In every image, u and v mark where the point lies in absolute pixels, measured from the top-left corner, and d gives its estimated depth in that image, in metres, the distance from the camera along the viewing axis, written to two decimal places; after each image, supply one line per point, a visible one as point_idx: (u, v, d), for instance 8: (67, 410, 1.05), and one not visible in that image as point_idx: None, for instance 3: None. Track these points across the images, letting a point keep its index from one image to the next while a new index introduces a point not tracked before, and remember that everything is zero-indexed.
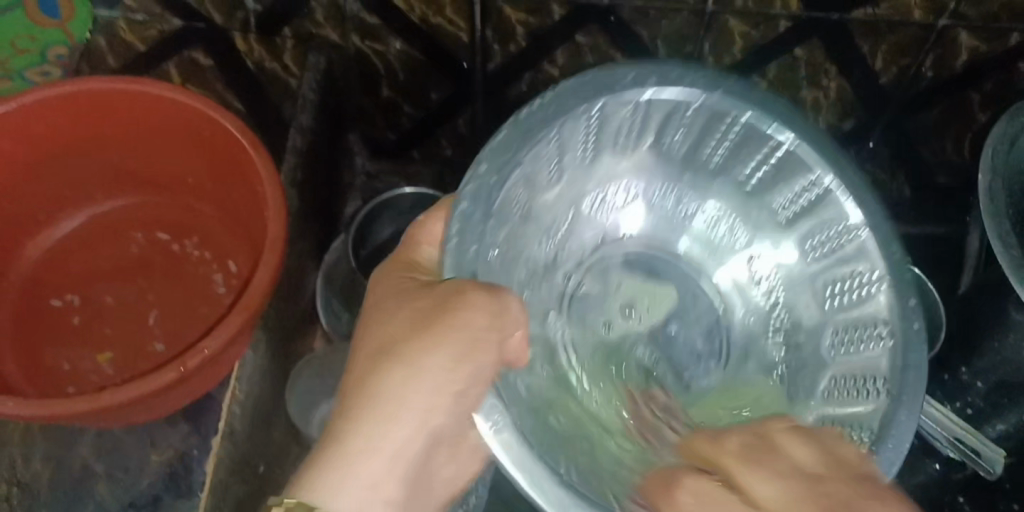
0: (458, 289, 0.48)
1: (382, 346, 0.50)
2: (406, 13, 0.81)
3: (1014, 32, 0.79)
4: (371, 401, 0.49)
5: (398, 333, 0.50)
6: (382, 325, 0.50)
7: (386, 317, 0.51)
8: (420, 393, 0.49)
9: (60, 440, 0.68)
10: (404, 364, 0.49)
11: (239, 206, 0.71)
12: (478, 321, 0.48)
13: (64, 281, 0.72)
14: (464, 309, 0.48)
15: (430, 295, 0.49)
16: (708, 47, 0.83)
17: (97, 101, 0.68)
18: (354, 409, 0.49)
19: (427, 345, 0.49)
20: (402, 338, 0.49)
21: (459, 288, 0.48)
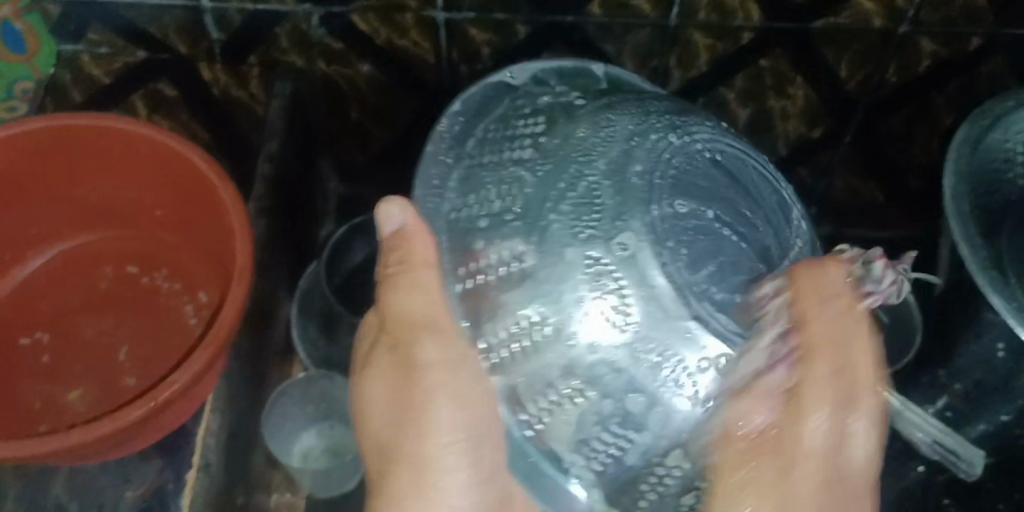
0: (399, 276, 0.48)
1: (387, 447, 0.48)
2: (371, 37, 0.81)
3: (974, 35, 0.80)
4: (401, 439, 0.47)
5: (383, 425, 0.48)
6: (368, 423, 0.50)
7: (370, 378, 0.49)
8: (442, 424, 0.47)
9: (33, 481, 0.67)
10: (364, 383, 0.50)
11: (207, 236, 0.71)
12: (403, 384, 0.48)
13: (33, 318, 0.72)
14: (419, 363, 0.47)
15: (386, 350, 0.49)
16: (674, 61, 0.83)
17: (63, 138, 0.68)
18: (377, 471, 0.49)
19: (415, 433, 0.47)
20: (394, 437, 0.48)
21: (395, 338, 0.49)
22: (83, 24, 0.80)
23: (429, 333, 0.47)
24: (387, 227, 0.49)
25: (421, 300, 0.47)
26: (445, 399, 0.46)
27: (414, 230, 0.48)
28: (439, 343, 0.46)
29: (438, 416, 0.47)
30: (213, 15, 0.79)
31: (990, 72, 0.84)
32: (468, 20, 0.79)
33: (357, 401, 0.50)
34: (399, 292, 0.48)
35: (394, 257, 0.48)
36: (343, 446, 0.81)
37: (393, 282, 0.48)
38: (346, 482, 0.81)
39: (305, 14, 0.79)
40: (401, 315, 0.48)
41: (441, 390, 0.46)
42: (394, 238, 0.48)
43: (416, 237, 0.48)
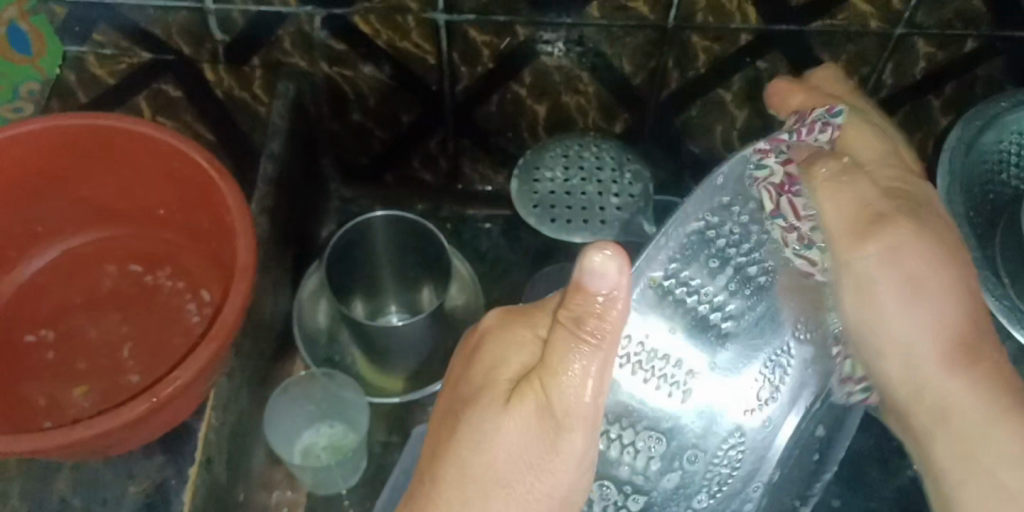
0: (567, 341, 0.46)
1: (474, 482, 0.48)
2: (373, 39, 0.82)
3: (969, 38, 0.81)
4: (502, 474, 0.48)
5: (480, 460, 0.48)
6: (458, 445, 0.48)
7: (484, 397, 0.49)
8: (540, 485, 0.49)
9: (38, 476, 0.68)
10: (481, 410, 0.48)
11: (209, 235, 0.72)
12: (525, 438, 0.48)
13: (37, 316, 0.72)
14: (553, 438, 0.48)
15: (524, 394, 0.47)
16: (672, 63, 0.84)
17: (67, 137, 0.69)
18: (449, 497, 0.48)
19: (511, 490, 0.48)
20: (485, 481, 0.48)
21: (540, 399, 0.47)
22: (87, 26, 0.81)
23: (581, 426, 0.48)
24: (596, 285, 0.45)
25: (587, 392, 0.47)
26: (556, 471, 0.49)
27: (617, 306, 0.46)
28: (582, 439, 0.48)
29: (542, 485, 0.49)
30: (217, 17, 0.80)
31: (986, 75, 0.85)
32: (469, 22, 0.80)
33: (469, 423, 0.48)
34: (567, 361, 0.46)
35: (588, 322, 0.46)
36: (345, 444, 0.81)
37: (566, 353, 0.46)
38: (346, 478, 0.83)
39: (308, 16, 0.80)
40: (561, 393, 0.47)
41: (558, 464, 0.48)
42: (598, 304, 0.46)
43: (619, 317, 0.46)
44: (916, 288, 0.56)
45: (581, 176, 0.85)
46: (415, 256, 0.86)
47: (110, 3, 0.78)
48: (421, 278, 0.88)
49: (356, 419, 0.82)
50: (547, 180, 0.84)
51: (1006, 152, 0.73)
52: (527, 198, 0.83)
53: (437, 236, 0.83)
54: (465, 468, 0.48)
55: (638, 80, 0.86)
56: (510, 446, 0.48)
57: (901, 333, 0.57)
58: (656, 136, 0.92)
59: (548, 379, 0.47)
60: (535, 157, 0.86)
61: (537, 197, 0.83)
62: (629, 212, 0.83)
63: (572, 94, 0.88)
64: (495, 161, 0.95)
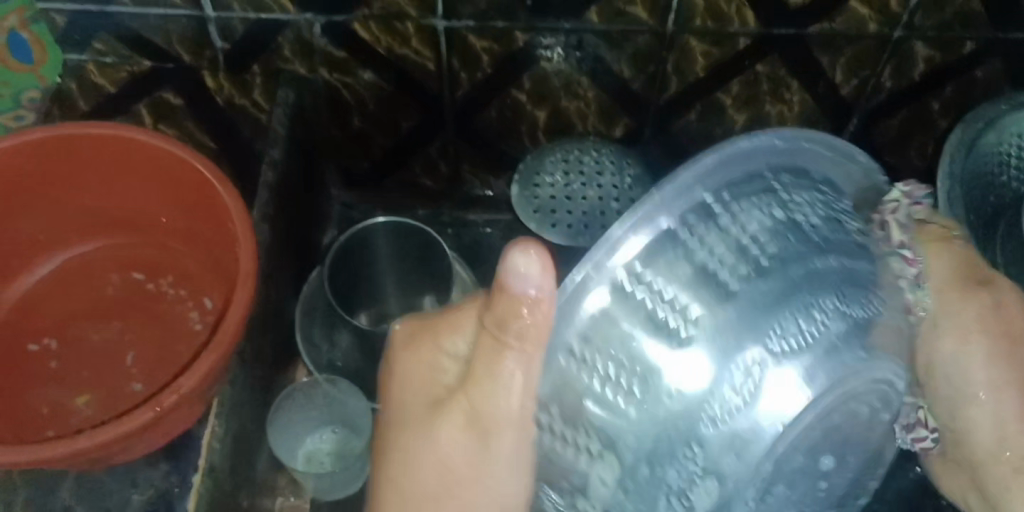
0: (499, 354, 0.47)
1: (433, 494, 0.51)
2: (373, 46, 0.82)
3: (968, 40, 0.81)
4: (452, 478, 0.51)
5: (435, 477, 0.51)
6: (409, 467, 0.51)
7: (418, 416, 0.52)
8: (492, 483, 0.51)
9: (42, 485, 0.68)
10: (421, 432, 0.51)
11: (211, 242, 0.72)
12: (469, 448, 0.50)
13: (41, 324, 0.73)
14: (496, 438, 0.49)
15: (454, 410, 0.50)
16: (671, 67, 0.84)
17: (69, 147, 0.69)
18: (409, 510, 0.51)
19: (466, 499, 0.51)
20: (442, 493, 0.51)
21: (467, 405, 0.49)
22: (88, 34, 0.81)
23: (511, 430, 0.49)
24: (523, 286, 0.44)
25: (513, 395, 0.47)
26: (507, 470, 0.50)
27: (548, 307, 0.45)
28: (517, 439, 0.49)
29: (491, 485, 0.51)
30: (217, 24, 0.80)
31: (984, 77, 0.85)
32: (469, 28, 0.80)
33: (414, 447, 0.51)
34: (498, 369, 0.47)
35: (505, 328, 0.46)
36: (348, 450, 0.83)
37: (490, 359, 0.47)
38: (348, 485, 0.82)
39: (308, 23, 0.80)
40: (495, 404, 0.48)
41: (504, 464, 0.50)
42: (531, 306, 0.45)
43: (535, 317, 0.45)
44: (1014, 344, 0.62)
45: (581, 180, 0.85)
46: (415, 262, 0.86)
47: (111, 12, 0.79)
48: (423, 283, 0.88)
49: (359, 426, 0.83)
50: (547, 185, 0.85)
51: (1006, 154, 0.73)
52: (527, 204, 0.84)
53: (438, 243, 0.83)
54: (421, 488, 0.51)
55: (637, 84, 0.86)
56: (452, 454, 0.50)
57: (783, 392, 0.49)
58: (655, 140, 0.93)
59: (472, 383, 0.49)
60: (536, 162, 0.86)
61: (537, 202, 0.84)
62: (629, 217, 0.83)
63: (572, 99, 0.88)
64: (496, 166, 0.95)
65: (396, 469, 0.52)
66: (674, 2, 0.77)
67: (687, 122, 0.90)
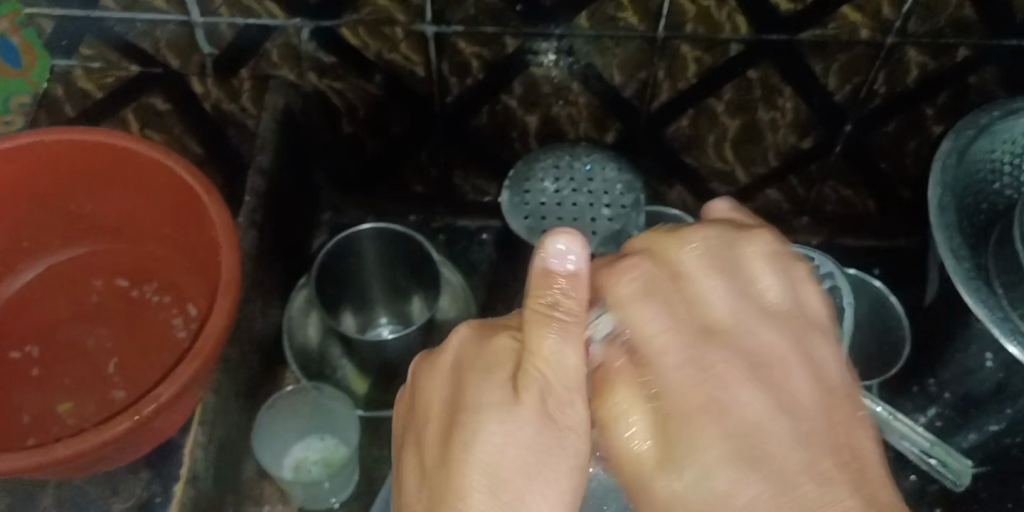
0: (550, 321, 0.43)
1: (497, 482, 0.42)
2: (361, 51, 0.82)
3: (961, 46, 0.80)
4: (526, 469, 0.42)
5: (501, 458, 0.42)
6: (469, 453, 0.43)
7: (483, 391, 0.45)
8: (556, 470, 0.43)
9: (23, 494, 0.67)
10: (474, 415, 0.44)
11: (195, 249, 0.71)
12: (527, 430, 0.43)
13: (24, 331, 0.72)
14: (563, 418, 0.43)
15: (519, 383, 0.44)
16: (662, 73, 0.84)
17: (52, 153, 0.68)
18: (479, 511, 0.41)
19: (531, 491, 0.42)
20: (510, 479, 0.42)
21: (526, 376, 0.44)
22: (76, 39, 0.80)
23: (581, 399, 0.43)
24: (558, 264, 0.44)
25: (575, 361, 0.43)
26: (566, 458, 0.43)
27: (584, 287, 0.43)
28: (585, 415, 0.43)
29: (551, 481, 0.43)
30: (204, 29, 0.80)
31: (979, 84, 0.84)
32: (458, 34, 0.80)
33: (464, 436, 0.43)
34: (544, 333, 0.44)
35: (555, 296, 0.43)
36: (335, 458, 0.81)
37: (541, 326, 0.44)
38: (337, 493, 0.82)
39: (296, 28, 0.80)
40: (555, 366, 0.43)
41: (570, 446, 0.43)
42: (567, 284, 0.43)
43: (577, 294, 0.43)
44: (746, 437, 0.38)
45: (572, 187, 0.85)
46: (405, 268, 0.86)
47: (98, 17, 0.78)
48: (411, 289, 0.87)
49: (345, 433, 0.82)
50: (538, 191, 0.84)
51: (998, 162, 0.73)
52: (517, 210, 0.83)
53: (426, 248, 0.83)
54: (488, 472, 0.42)
55: (628, 90, 0.86)
56: (521, 435, 0.43)
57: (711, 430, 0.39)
58: (648, 146, 0.92)
59: (531, 352, 0.44)
60: (526, 168, 0.86)
61: (528, 208, 0.83)
62: (621, 222, 0.82)
63: (562, 105, 0.88)
64: (488, 172, 0.95)
65: (450, 468, 0.43)
66: (664, 8, 0.77)
67: (680, 129, 0.90)
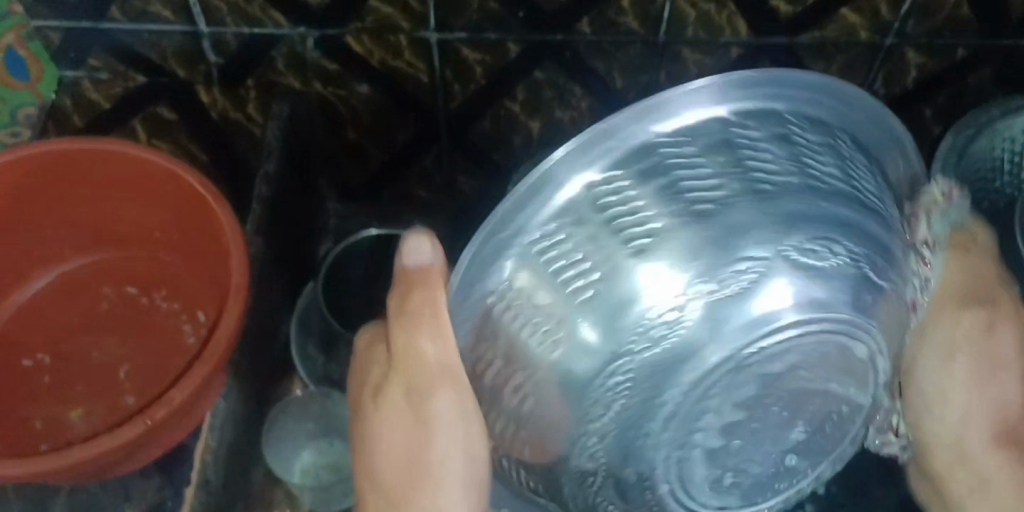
0: (423, 326, 0.48)
1: (405, 466, 0.51)
2: (365, 58, 0.83)
3: (960, 46, 0.81)
4: (412, 461, 0.51)
5: (403, 447, 0.51)
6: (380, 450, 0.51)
7: (377, 400, 0.51)
8: (460, 435, 0.50)
9: (36, 499, 0.68)
10: (370, 426, 0.51)
11: (204, 256, 0.72)
12: (406, 426, 0.51)
13: (36, 339, 0.73)
14: (436, 399, 0.49)
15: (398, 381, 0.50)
16: (663, 76, 0.84)
17: (62, 162, 0.69)
18: (401, 487, 0.51)
19: (428, 465, 0.51)
20: (414, 459, 0.51)
21: (403, 380, 0.50)
22: (83, 51, 0.81)
23: (447, 383, 0.49)
24: (410, 261, 0.48)
25: (435, 349, 0.48)
26: (454, 431, 0.50)
27: (435, 276, 0.48)
28: (453, 397, 0.49)
29: (452, 450, 0.50)
30: (210, 39, 0.81)
31: (978, 83, 0.85)
32: (461, 40, 0.81)
33: (372, 438, 0.51)
34: (411, 338, 0.48)
35: (407, 299, 0.48)
36: (344, 461, 0.82)
37: (404, 328, 0.48)
38: (344, 497, 0.81)
39: (300, 37, 0.81)
40: (421, 364, 0.49)
41: (454, 427, 0.50)
42: (419, 279, 0.48)
43: (437, 288, 0.48)
44: (994, 371, 0.60)
45: None
46: None
47: (105, 29, 0.79)
48: None
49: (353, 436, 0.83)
50: None
51: (999, 159, 0.73)
52: None
53: None
54: (393, 460, 0.51)
55: (630, 94, 0.86)
56: (404, 426, 0.51)
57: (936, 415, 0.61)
58: None
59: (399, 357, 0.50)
60: (530, 173, 0.87)
61: None
62: None
63: (565, 109, 0.88)
64: (492, 177, 0.95)
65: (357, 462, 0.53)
66: (665, 12, 0.78)
67: None
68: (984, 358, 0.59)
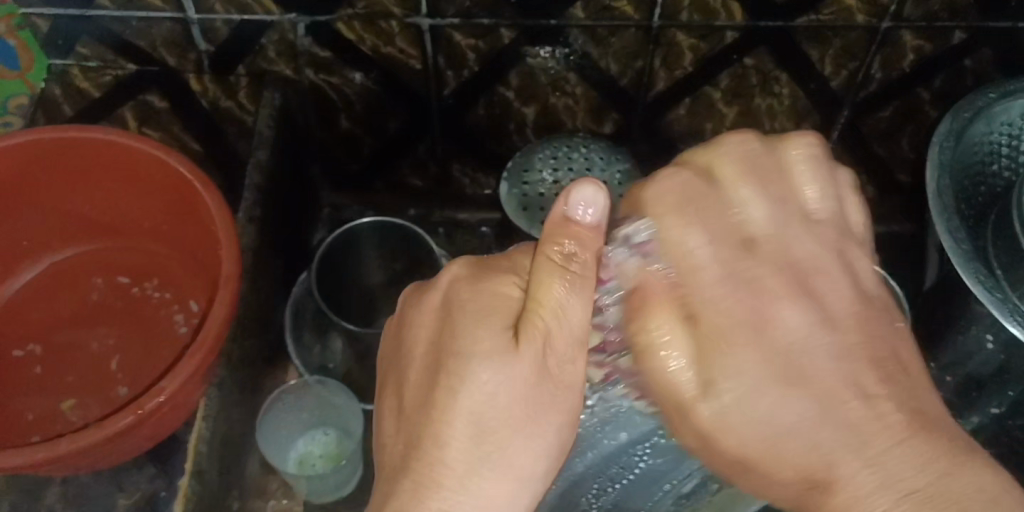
0: (562, 283, 0.45)
1: (481, 432, 0.44)
2: (357, 45, 0.82)
3: (957, 29, 0.81)
4: (495, 429, 0.44)
5: (497, 410, 0.44)
6: (468, 408, 0.44)
7: (474, 345, 0.44)
8: (541, 418, 0.45)
9: (29, 491, 0.67)
10: (461, 377, 0.44)
11: (195, 245, 0.71)
12: (510, 386, 0.44)
13: (27, 330, 0.72)
14: (546, 371, 0.45)
15: (521, 334, 0.44)
16: (658, 62, 0.84)
17: (49, 151, 0.68)
18: (466, 464, 0.43)
19: (516, 439, 0.44)
20: (498, 430, 0.44)
21: (528, 332, 0.44)
22: (71, 40, 0.81)
23: (578, 355, 0.46)
24: (588, 212, 0.45)
25: (579, 315, 0.45)
26: (551, 411, 0.46)
27: (602, 239, 0.45)
28: (574, 369, 0.46)
29: (542, 429, 0.45)
30: (200, 26, 0.80)
31: (975, 67, 0.84)
32: (453, 26, 0.80)
33: (462, 390, 0.44)
34: (557, 291, 0.44)
35: (567, 248, 0.45)
36: (340, 451, 0.82)
37: (559, 279, 0.44)
38: (341, 487, 0.82)
39: (291, 24, 0.80)
40: (561, 322, 0.45)
41: (551, 403, 0.46)
42: (591, 234, 0.45)
43: (597, 250, 0.45)
44: (797, 373, 0.42)
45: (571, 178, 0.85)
46: (405, 263, 0.86)
47: (94, 17, 0.78)
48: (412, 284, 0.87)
49: (349, 426, 0.82)
50: (535, 183, 0.84)
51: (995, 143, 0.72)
52: (514, 202, 0.83)
53: (426, 241, 0.83)
54: (479, 420, 0.44)
55: (624, 79, 0.86)
56: (512, 395, 0.44)
57: (766, 418, 0.42)
58: (645, 136, 0.92)
59: (532, 304, 0.45)
60: (524, 160, 0.86)
61: (525, 200, 0.83)
62: None
63: (559, 96, 0.88)
64: (486, 164, 0.95)
65: (417, 418, 0.45)
66: None
67: (676, 117, 0.90)
68: (836, 345, 0.42)
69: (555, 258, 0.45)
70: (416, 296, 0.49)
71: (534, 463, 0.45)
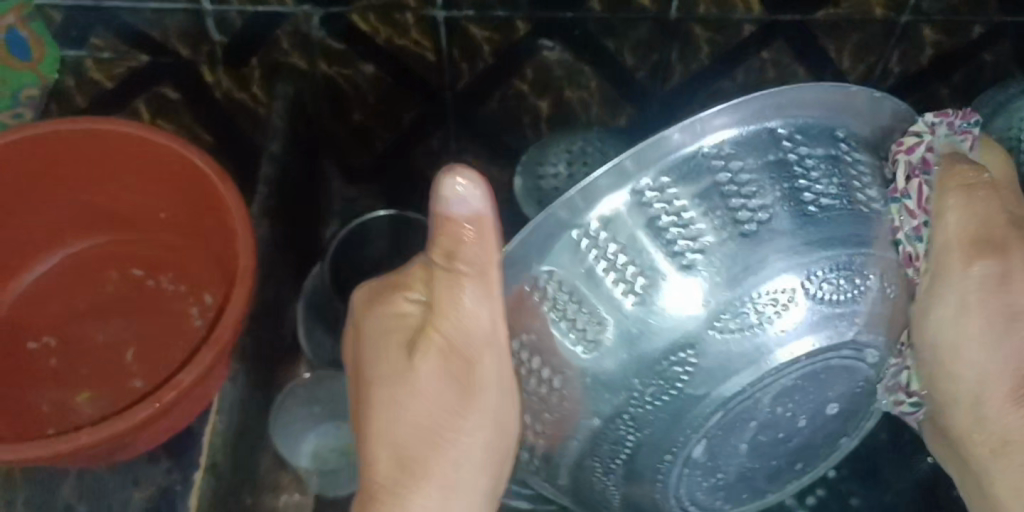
0: (450, 285, 0.45)
1: (416, 442, 0.47)
2: (372, 36, 0.81)
3: (977, 23, 0.80)
4: (424, 438, 0.47)
5: (419, 421, 0.47)
6: (393, 422, 0.47)
7: (386, 361, 0.48)
8: (469, 417, 0.47)
9: (43, 484, 0.67)
10: (384, 392, 0.48)
11: (211, 238, 0.71)
12: (429, 394, 0.47)
13: (42, 322, 0.72)
14: (476, 364, 0.47)
15: (426, 346, 0.46)
16: (675, 55, 0.83)
17: (65, 143, 0.68)
18: (391, 476, 0.47)
19: (439, 446, 0.47)
20: (425, 437, 0.47)
21: (430, 342, 0.46)
22: (85, 31, 0.81)
23: (488, 353, 0.47)
24: (456, 210, 0.43)
25: (476, 312, 0.45)
26: (478, 414, 0.48)
27: (484, 228, 0.44)
28: (493, 368, 0.47)
29: (467, 429, 0.48)
30: (215, 18, 0.80)
31: (994, 61, 0.84)
32: (469, 17, 0.79)
33: (385, 406, 0.47)
34: (454, 296, 0.45)
35: (449, 246, 0.44)
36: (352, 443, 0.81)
37: (449, 285, 0.45)
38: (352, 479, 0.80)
39: (305, 15, 0.80)
40: (456, 324, 0.46)
41: (479, 408, 0.47)
42: (467, 229, 0.43)
43: (484, 239, 0.44)
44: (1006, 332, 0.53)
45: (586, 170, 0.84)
46: None
47: (108, 7, 0.78)
48: None
49: None
50: (549, 176, 0.84)
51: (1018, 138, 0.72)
52: (529, 194, 0.83)
53: None
54: (407, 436, 0.47)
55: (641, 73, 0.85)
56: (428, 406, 0.47)
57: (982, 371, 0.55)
58: (660, 129, 0.92)
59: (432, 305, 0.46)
60: (538, 152, 0.86)
61: (541, 194, 0.83)
62: None
63: (574, 89, 0.87)
64: None
65: (355, 431, 0.49)
66: None
67: None
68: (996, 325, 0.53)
69: (444, 264, 0.45)
70: (352, 309, 0.52)
71: (468, 460, 0.48)
